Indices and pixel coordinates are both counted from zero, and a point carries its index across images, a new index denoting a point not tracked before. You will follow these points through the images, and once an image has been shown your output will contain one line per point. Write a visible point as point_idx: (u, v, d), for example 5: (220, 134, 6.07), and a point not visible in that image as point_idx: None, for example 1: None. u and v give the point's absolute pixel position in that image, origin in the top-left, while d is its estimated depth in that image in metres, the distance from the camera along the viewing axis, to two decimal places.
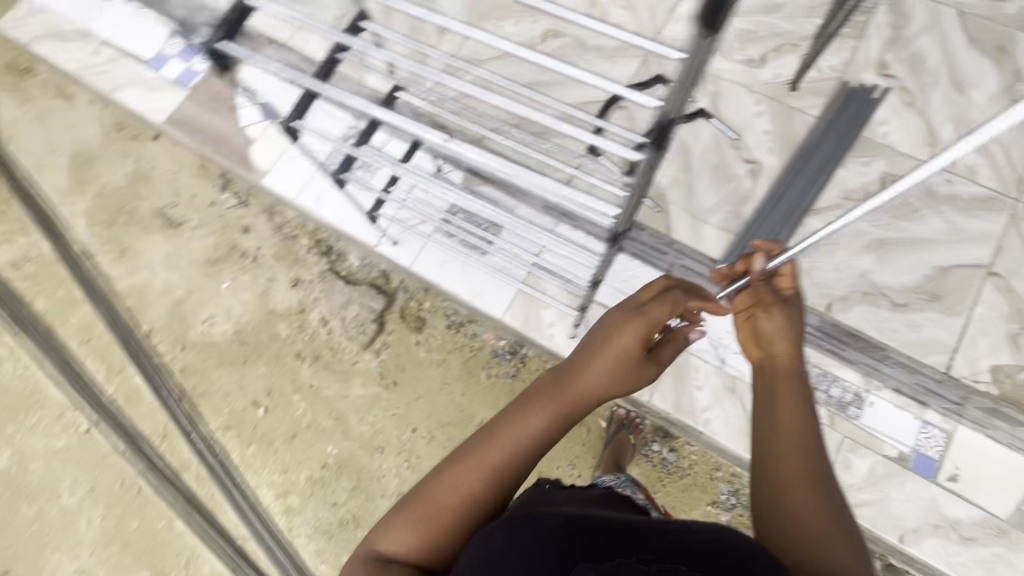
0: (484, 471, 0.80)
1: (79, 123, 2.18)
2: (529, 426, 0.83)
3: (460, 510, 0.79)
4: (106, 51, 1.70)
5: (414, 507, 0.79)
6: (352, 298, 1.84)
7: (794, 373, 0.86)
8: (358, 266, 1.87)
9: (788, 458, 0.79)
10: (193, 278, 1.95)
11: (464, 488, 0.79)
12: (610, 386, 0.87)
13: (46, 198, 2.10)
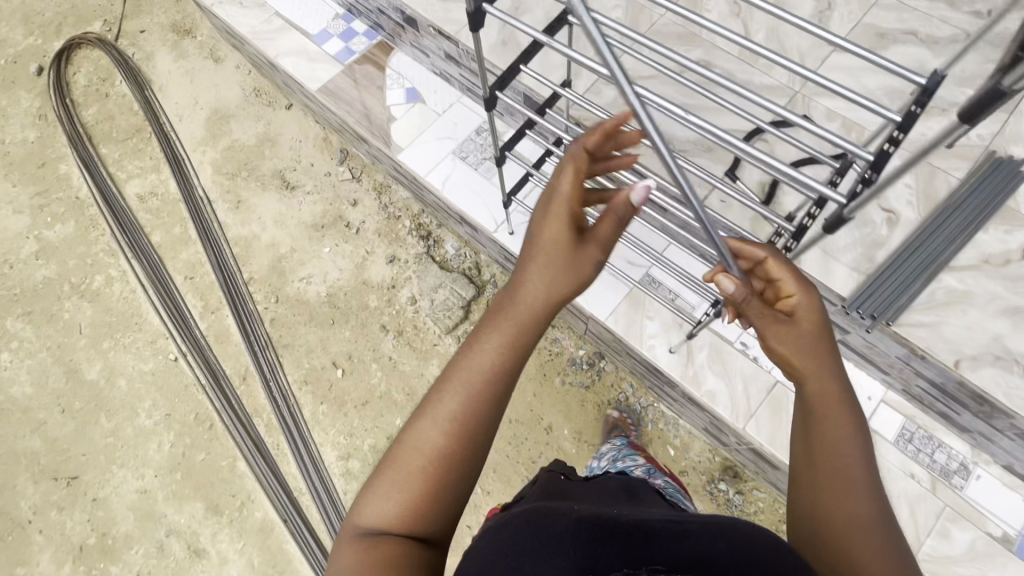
0: (450, 422, 0.69)
1: (223, 83, 2.38)
2: (479, 360, 0.71)
3: (432, 469, 0.68)
4: (277, 21, 1.89)
5: (384, 477, 0.69)
6: (443, 283, 1.89)
7: (829, 382, 0.71)
8: (453, 254, 1.94)
9: (825, 484, 0.69)
10: (298, 237, 2.05)
11: (432, 447, 0.68)
12: (558, 288, 0.73)
13: (181, 144, 2.28)
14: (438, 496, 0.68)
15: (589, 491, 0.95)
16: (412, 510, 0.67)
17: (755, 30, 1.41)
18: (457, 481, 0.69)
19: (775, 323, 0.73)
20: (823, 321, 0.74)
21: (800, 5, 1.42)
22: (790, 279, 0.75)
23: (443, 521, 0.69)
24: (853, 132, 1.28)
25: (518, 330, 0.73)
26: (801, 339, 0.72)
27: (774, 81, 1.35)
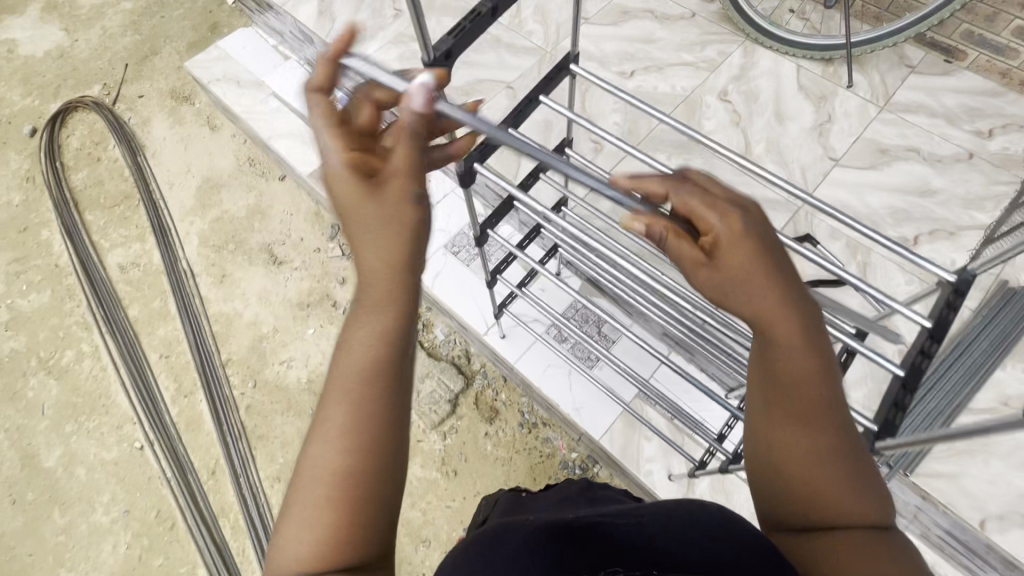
0: (333, 436, 0.57)
1: (217, 151, 2.33)
2: (355, 351, 0.60)
3: (340, 491, 0.55)
4: (273, 103, 1.88)
5: (290, 527, 0.55)
6: (430, 373, 1.80)
7: (780, 308, 0.60)
8: (442, 339, 1.85)
9: (785, 426, 0.60)
10: (282, 316, 1.97)
11: (327, 469, 0.56)
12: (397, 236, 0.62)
13: (169, 212, 2.23)
14: (352, 516, 0.55)
15: (548, 500, 0.80)
16: (327, 546, 0.54)
17: (755, 141, 1.40)
18: (381, 481, 0.57)
19: (701, 267, 0.64)
20: (754, 239, 0.62)
21: (800, 116, 1.42)
22: (695, 204, 0.64)
23: (377, 524, 0.56)
24: (859, 254, 1.24)
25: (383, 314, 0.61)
26: (736, 275, 0.62)
27: (775, 195, 1.32)
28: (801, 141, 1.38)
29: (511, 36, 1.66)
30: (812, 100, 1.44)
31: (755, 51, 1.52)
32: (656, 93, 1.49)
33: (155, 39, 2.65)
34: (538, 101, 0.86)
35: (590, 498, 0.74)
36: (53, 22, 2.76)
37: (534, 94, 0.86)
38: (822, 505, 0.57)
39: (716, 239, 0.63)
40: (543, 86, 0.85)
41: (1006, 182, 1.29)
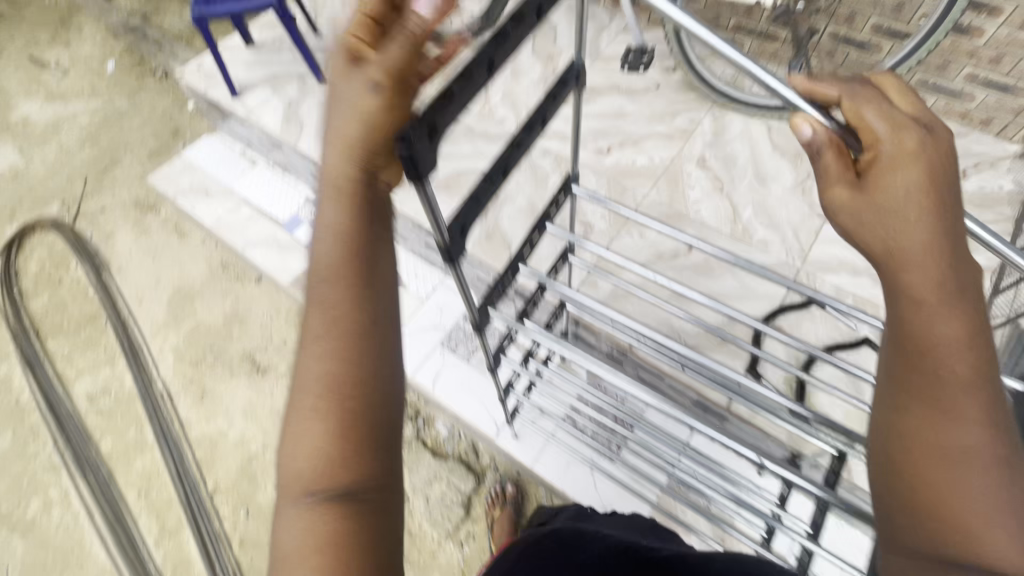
0: (321, 326, 0.57)
1: (189, 260, 2.23)
2: (327, 228, 0.57)
3: (325, 409, 0.54)
4: (245, 210, 1.83)
5: (288, 438, 0.56)
6: (438, 475, 1.69)
7: (935, 251, 0.52)
8: (445, 435, 1.74)
9: (914, 401, 0.54)
10: (271, 430, 1.83)
11: (315, 366, 0.56)
12: (352, 118, 0.55)
13: (139, 331, 2.10)
14: (336, 450, 0.53)
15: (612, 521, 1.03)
16: (311, 471, 0.53)
17: (742, 205, 1.39)
18: (368, 422, 0.55)
19: (846, 185, 0.56)
20: (928, 163, 0.52)
21: (780, 176, 1.43)
22: (865, 112, 0.55)
23: (361, 470, 0.54)
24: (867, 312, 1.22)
25: (342, 202, 0.57)
26: (887, 203, 0.53)
27: (773, 259, 1.31)
28: (786, 200, 1.39)
29: (484, 125, 1.69)
30: (788, 158, 1.45)
31: (724, 115, 1.54)
32: (636, 167, 1.49)
33: (115, 150, 2.58)
34: (544, 230, 0.85)
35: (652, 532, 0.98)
36: (6, 143, 2.67)
37: (540, 223, 0.85)
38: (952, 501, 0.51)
39: (880, 155, 0.54)
40: (548, 215, 0.84)
41: (991, 221, 1.31)
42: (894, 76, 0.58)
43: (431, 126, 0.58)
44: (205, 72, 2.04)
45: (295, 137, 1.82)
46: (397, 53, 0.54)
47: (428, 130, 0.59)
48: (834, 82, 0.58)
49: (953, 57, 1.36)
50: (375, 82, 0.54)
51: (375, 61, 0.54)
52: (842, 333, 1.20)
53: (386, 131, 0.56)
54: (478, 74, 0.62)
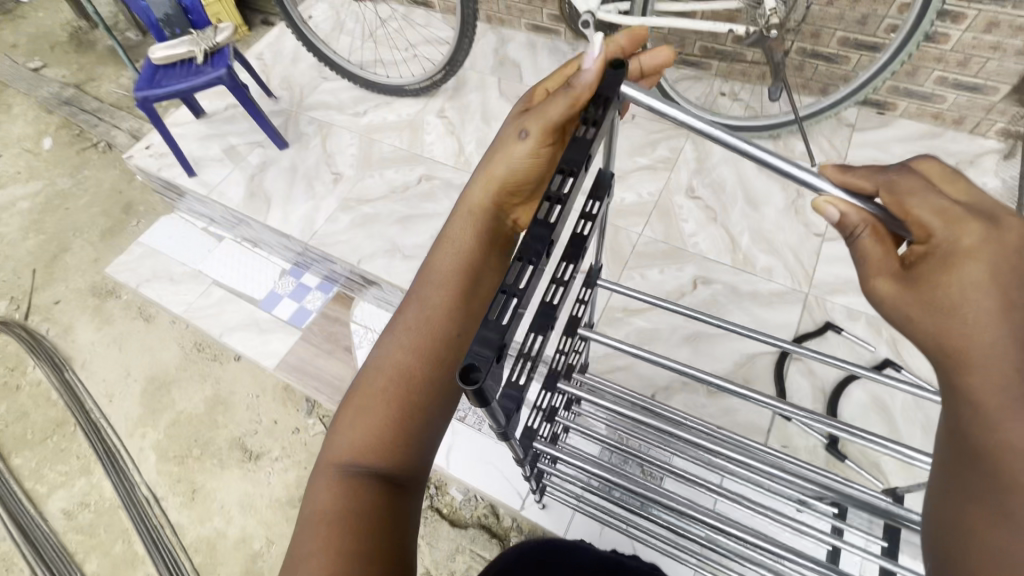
0: (413, 322, 0.61)
1: (159, 344, 1.94)
2: (448, 238, 0.63)
3: (392, 391, 0.58)
4: (216, 292, 1.74)
5: (352, 408, 0.59)
6: (459, 547, 1.40)
7: (1005, 350, 0.45)
8: (461, 500, 1.45)
9: (975, 502, 0.45)
10: (272, 524, 1.62)
11: (398, 353, 0.60)
12: (502, 158, 0.58)
13: (115, 432, 1.83)
14: (389, 430, 0.56)
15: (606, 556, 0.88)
16: (364, 441, 0.56)
17: (739, 233, 1.36)
18: (424, 420, 0.58)
19: (897, 278, 0.50)
20: (994, 259, 0.46)
21: (771, 198, 1.41)
22: (912, 204, 0.50)
23: (407, 458, 0.56)
24: (883, 331, 1.20)
25: (472, 219, 0.62)
26: (946, 300, 0.47)
27: (779, 286, 1.28)
28: (781, 223, 1.36)
29: (461, 177, 1.67)
30: (775, 178, 1.43)
31: (705, 141, 1.52)
32: (625, 206, 1.45)
33: (62, 236, 2.28)
34: (577, 335, 0.83)
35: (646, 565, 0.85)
36: None
37: (569, 327, 0.82)
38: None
39: (936, 246, 0.49)
40: (578, 319, 0.82)
41: None
42: (939, 161, 0.53)
43: (500, 347, 0.38)
44: (157, 152, 1.93)
45: (263, 214, 1.70)
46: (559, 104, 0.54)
47: (497, 353, 0.38)
48: (872, 172, 0.54)
49: (923, 62, 1.38)
50: (528, 129, 0.56)
51: (537, 112, 0.56)
52: (862, 357, 1.18)
53: (530, 174, 0.58)
54: (545, 245, 0.42)
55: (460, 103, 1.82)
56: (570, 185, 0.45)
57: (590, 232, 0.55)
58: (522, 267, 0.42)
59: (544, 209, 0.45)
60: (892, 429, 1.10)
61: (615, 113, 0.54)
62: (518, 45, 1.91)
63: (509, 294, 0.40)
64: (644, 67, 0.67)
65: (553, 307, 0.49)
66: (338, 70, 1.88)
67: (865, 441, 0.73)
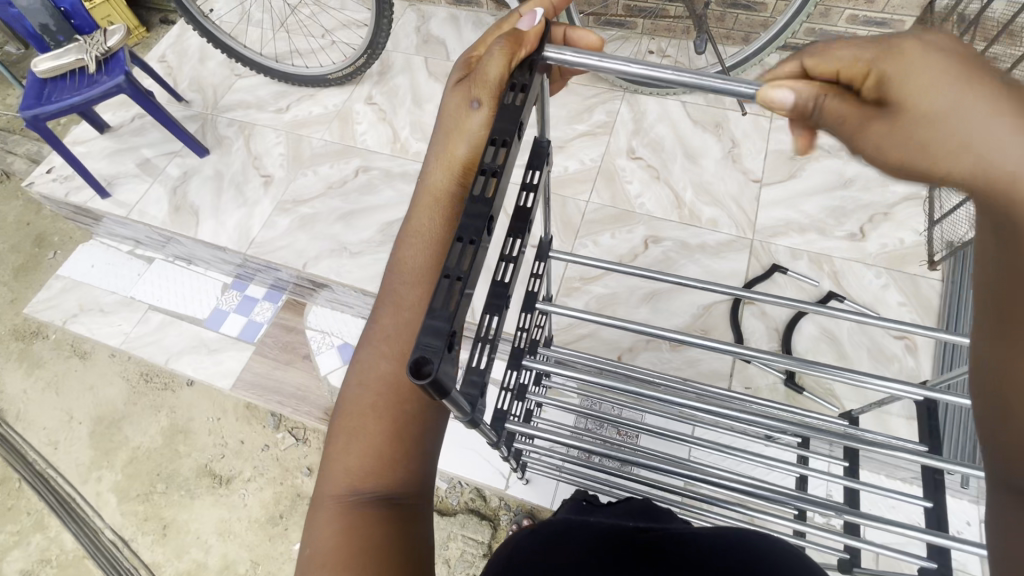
0: (391, 329, 0.52)
1: (100, 379, 1.70)
2: (415, 233, 0.52)
3: (383, 408, 0.50)
4: (155, 317, 1.63)
5: (340, 434, 0.50)
6: (452, 533, 1.37)
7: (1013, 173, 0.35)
8: (447, 489, 1.41)
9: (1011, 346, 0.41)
10: (255, 545, 1.47)
11: (379, 366, 0.51)
12: (457, 136, 0.50)
13: (63, 481, 1.61)
14: (386, 452, 0.48)
15: (616, 507, 0.72)
16: (360, 470, 0.48)
17: (682, 189, 1.39)
18: (422, 435, 0.50)
19: (873, 124, 0.40)
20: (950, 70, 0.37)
21: (709, 151, 1.43)
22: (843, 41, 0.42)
23: (413, 478, 0.49)
24: (824, 266, 1.26)
25: (438, 209, 0.52)
26: (934, 117, 0.37)
27: (725, 235, 1.32)
28: (722, 174, 1.39)
29: (400, 164, 1.62)
30: (710, 131, 1.46)
31: (638, 101, 1.53)
32: (569, 174, 1.45)
33: None
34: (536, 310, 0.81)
35: (660, 515, 0.68)
36: None
37: (528, 304, 0.81)
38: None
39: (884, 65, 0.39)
40: (536, 293, 0.80)
41: None
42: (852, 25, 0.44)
43: (450, 335, 0.36)
44: (61, 175, 1.77)
45: (192, 228, 1.60)
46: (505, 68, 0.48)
47: (447, 340, 0.36)
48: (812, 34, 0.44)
49: (833, 3, 1.42)
50: (478, 98, 0.49)
51: (481, 77, 0.48)
52: (809, 292, 1.23)
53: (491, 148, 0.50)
54: (484, 222, 0.40)
55: (388, 88, 1.75)
56: (505, 155, 0.43)
57: (533, 205, 0.54)
58: (463, 248, 0.40)
59: (480, 184, 0.42)
60: (843, 356, 1.16)
61: (542, 78, 0.52)
62: (440, 21, 1.85)
63: (454, 278, 0.38)
64: (571, 39, 0.57)
65: (506, 285, 0.48)
66: (252, 65, 1.76)
67: (822, 370, 0.76)
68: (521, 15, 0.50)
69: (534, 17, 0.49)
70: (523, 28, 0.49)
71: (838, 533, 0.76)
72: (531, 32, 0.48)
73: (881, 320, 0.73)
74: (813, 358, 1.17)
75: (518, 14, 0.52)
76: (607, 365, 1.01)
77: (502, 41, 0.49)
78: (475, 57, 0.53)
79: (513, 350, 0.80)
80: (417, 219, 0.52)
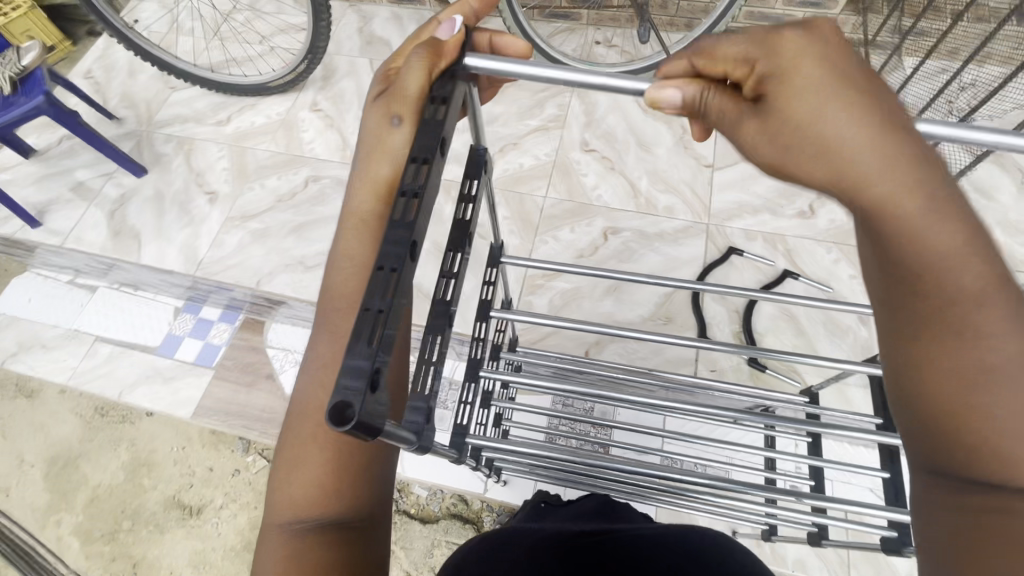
0: (328, 354, 0.49)
1: (49, 419, 1.60)
2: (343, 257, 0.50)
3: (324, 437, 0.47)
4: (104, 349, 1.55)
5: (283, 463, 0.48)
6: (436, 541, 1.35)
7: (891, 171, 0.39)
8: (426, 497, 1.39)
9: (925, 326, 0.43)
10: (233, 574, 1.41)
11: (318, 394, 0.48)
12: (379, 156, 0.47)
13: (18, 530, 1.52)
14: (330, 479, 0.46)
15: (571, 508, 0.72)
16: (305, 502, 0.45)
17: (636, 178, 1.39)
18: (370, 460, 0.47)
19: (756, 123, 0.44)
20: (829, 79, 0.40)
21: (660, 138, 1.44)
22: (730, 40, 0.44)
23: (362, 502, 0.46)
24: (779, 246, 1.28)
25: (367, 234, 0.49)
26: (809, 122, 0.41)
27: (682, 222, 1.33)
28: (674, 161, 1.41)
29: None
30: (660, 119, 1.47)
31: (588, 92, 1.53)
32: (525, 171, 1.43)
33: None
34: (493, 317, 0.79)
35: (614, 512, 0.68)
36: None
37: (483, 312, 0.79)
38: (997, 441, 0.40)
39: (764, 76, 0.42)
40: (490, 301, 0.78)
41: None
42: None
43: (375, 373, 0.34)
44: None
45: (135, 253, 1.52)
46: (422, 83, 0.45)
47: (373, 376, 0.34)
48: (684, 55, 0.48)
49: None
50: (398, 115, 0.46)
51: (400, 92, 0.46)
52: (765, 272, 1.26)
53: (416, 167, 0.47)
54: (405, 248, 0.38)
55: (334, 93, 1.70)
56: (424, 173, 0.41)
57: (471, 216, 0.52)
58: (386, 276, 0.37)
59: (401, 206, 0.40)
60: (801, 332, 1.19)
61: (470, 87, 0.50)
62: (382, 21, 1.80)
63: (375, 311, 0.36)
64: (498, 45, 0.55)
65: (448, 303, 0.46)
66: (187, 77, 1.68)
67: (775, 354, 0.77)
68: (441, 22, 0.49)
69: (454, 25, 0.48)
70: (442, 38, 0.47)
71: (807, 511, 0.79)
72: (450, 42, 0.46)
73: (828, 301, 0.78)
74: (773, 337, 1.19)
75: (437, 22, 0.50)
76: (571, 364, 1.00)
77: (419, 50, 0.46)
78: (394, 70, 0.50)
79: (472, 360, 0.78)
80: (348, 243, 0.50)
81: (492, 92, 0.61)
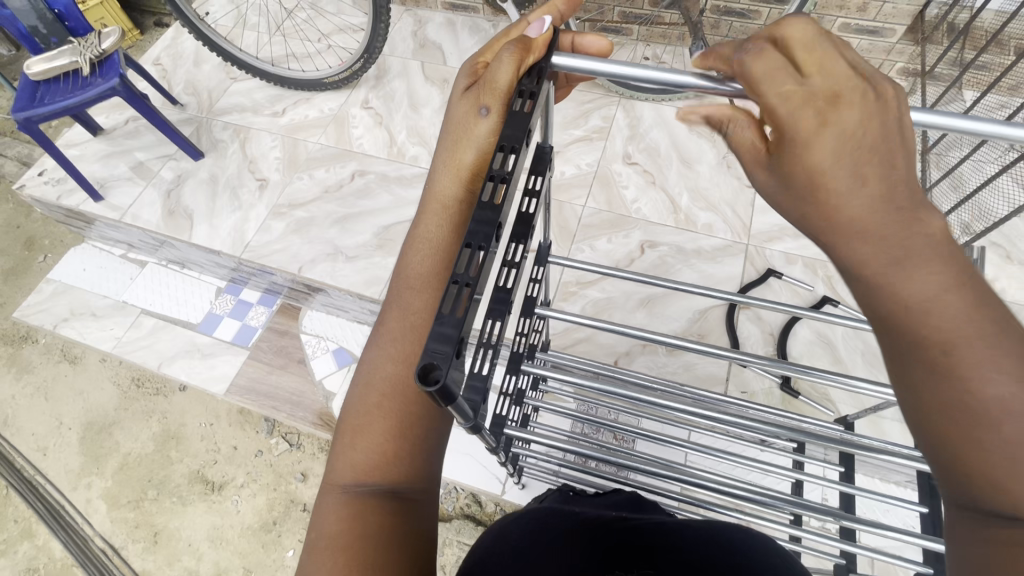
0: (394, 333, 0.52)
1: (90, 384, 1.68)
2: (420, 238, 0.54)
3: (388, 407, 0.49)
4: (148, 322, 1.61)
5: (347, 431, 0.50)
6: (447, 540, 1.35)
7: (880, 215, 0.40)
8: (442, 494, 1.40)
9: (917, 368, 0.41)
10: (249, 552, 1.44)
11: (385, 366, 0.51)
12: (465, 142, 0.52)
13: (52, 488, 1.58)
14: (391, 446, 0.48)
15: (597, 500, 0.72)
16: (366, 466, 0.48)
17: (677, 194, 1.40)
18: (428, 435, 0.49)
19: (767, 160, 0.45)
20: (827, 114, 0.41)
21: (704, 156, 1.44)
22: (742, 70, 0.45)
23: (416, 471, 0.48)
24: (819, 271, 1.27)
25: (444, 215, 0.53)
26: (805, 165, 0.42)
27: (721, 240, 1.33)
28: (716, 179, 1.41)
29: (396, 168, 1.62)
30: (706, 136, 1.47)
31: (634, 106, 1.54)
32: (566, 179, 1.45)
33: None
34: (535, 314, 0.82)
35: (643, 509, 0.68)
36: None
37: (528, 308, 0.82)
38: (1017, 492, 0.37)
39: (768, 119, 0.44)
40: (534, 298, 0.81)
41: None
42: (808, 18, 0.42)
43: (457, 341, 0.38)
44: (53, 178, 1.75)
45: (185, 232, 1.58)
46: (510, 75, 0.49)
47: (456, 345, 0.38)
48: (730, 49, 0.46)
49: (826, 11, 1.47)
50: (487, 105, 0.51)
51: (489, 84, 0.51)
52: (803, 297, 1.24)
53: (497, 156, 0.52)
54: (492, 228, 0.42)
55: (385, 92, 1.75)
56: (512, 162, 0.45)
57: (535, 209, 0.55)
58: (472, 253, 0.42)
59: (489, 189, 0.44)
60: (837, 360, 1.17)
61: (551, 85, 0.54)
62: (437, 25, 1.85)
63: (462, 284, 0.40)
64: (580, 46, 0.60)
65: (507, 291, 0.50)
66: (248, 68, 1.75)
67: (820, 374, 0.75)
68: (530, 21, 0.53)
69: (543, 25, 0.52)
70: (533, 35, 0.51)
71: (833, 537, 0.76)
72: (540, 38, 0.51)
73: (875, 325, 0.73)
74: (808, 362, 1.17)
75: (527, 22, 0.54)
76: (604, 370, 1.00)
77: (509, 45, 0.51)
78: (483, 64, 0.55)
79: (518, 356, 0.81)
80: (427, 225, 0.54)
81: (565, 93, 0.65)
